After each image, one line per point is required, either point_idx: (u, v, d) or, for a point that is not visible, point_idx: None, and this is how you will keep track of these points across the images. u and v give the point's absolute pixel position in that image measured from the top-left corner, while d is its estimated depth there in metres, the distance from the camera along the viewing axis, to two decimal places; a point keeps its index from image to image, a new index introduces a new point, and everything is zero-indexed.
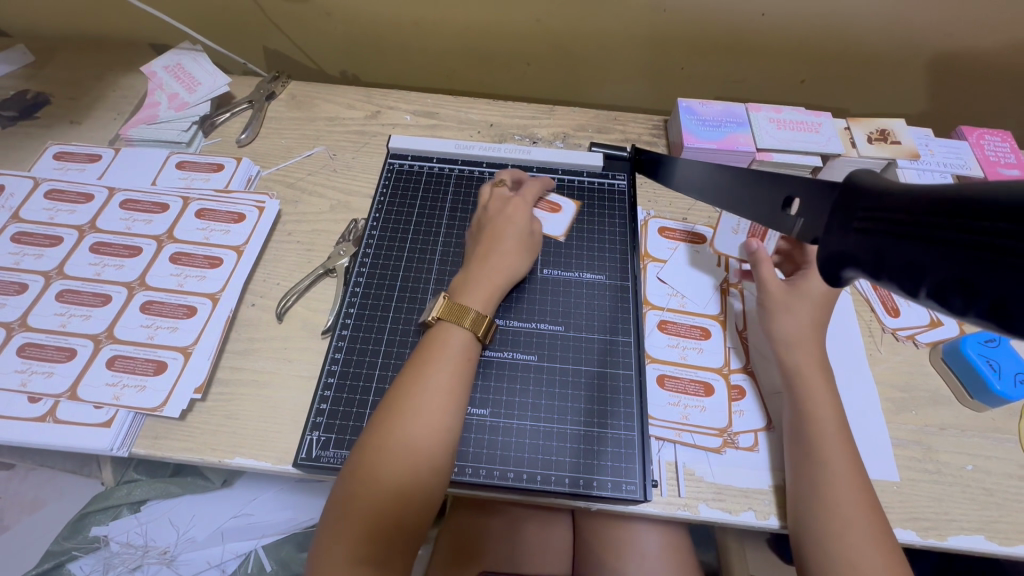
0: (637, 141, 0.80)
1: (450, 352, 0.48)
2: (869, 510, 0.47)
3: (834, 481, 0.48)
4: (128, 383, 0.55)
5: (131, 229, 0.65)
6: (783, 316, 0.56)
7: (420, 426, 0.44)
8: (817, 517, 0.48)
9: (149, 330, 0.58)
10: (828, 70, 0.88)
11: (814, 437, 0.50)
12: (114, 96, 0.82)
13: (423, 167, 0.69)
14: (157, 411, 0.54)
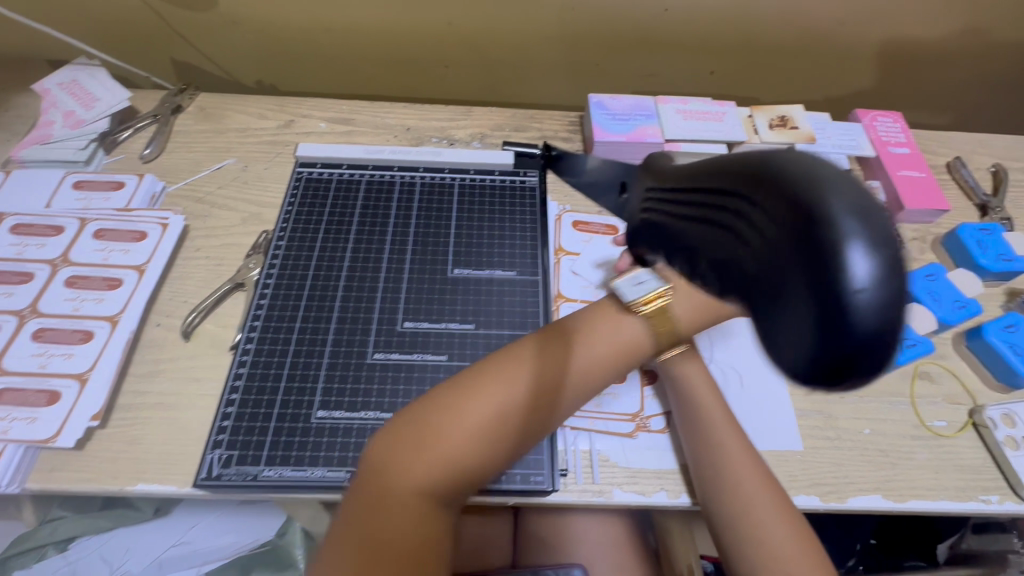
0: (553, 138, 0.81)
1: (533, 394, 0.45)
2: (765, 482, 0.50)
3: (731, 461, 0.51)
4: (17, 416, 0.52)
5: (23, 254, 0.62)
6: None
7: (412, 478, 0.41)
8: (722, 501, 0.50)
9: (42, 358, 0.56)
10: (734, 62, 0.91)
11: (706, 425, 0.53)
12: (6, 116, 0.78)
13: (333, 173, 0.68)
14: (49, 442, 0.51)
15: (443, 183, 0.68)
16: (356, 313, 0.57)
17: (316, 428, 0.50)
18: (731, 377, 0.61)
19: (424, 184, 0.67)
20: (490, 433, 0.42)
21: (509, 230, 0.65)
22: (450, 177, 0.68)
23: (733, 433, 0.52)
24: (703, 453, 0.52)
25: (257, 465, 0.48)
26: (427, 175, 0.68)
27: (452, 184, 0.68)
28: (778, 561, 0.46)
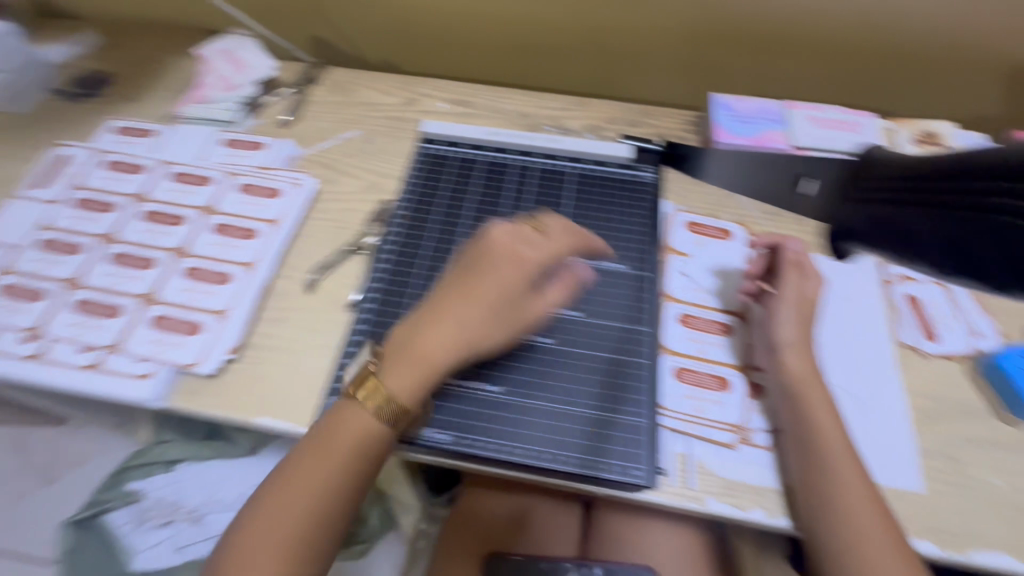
0: (668, 136, 0.80)
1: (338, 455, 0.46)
2: (880, 514, 0.48)
3: (846, 491, 0.49)
4: (167, 341, 0.59)
5: (181, 200, 0.70)
6: (782, 325, 0.55)
7: (297, 491, 0.45)
8: (830, 528, 0.48)
9: (191, 294, 0.62)
10: (875, 70, 0.85)
11: (821, 448, 0.50)
12: (170, 77, 0.87)
13: (454, 152, 0.70)
14: (193, 368, 0.58)
15: (559, 171, 0.68)
16: None
17: None
18: (848, 403, 0.57)
19: (541, 171, 0.68)
20: (370, 438, 0.47)
21: (622, 224, 0.64)
22: (566, 165, 0.69)
23: (850, 461, 0.50)
24: (812, 477, 0.50)
25: None
26: (544, 162, 0.69)
27: (568, 173, 0.68)
28: None
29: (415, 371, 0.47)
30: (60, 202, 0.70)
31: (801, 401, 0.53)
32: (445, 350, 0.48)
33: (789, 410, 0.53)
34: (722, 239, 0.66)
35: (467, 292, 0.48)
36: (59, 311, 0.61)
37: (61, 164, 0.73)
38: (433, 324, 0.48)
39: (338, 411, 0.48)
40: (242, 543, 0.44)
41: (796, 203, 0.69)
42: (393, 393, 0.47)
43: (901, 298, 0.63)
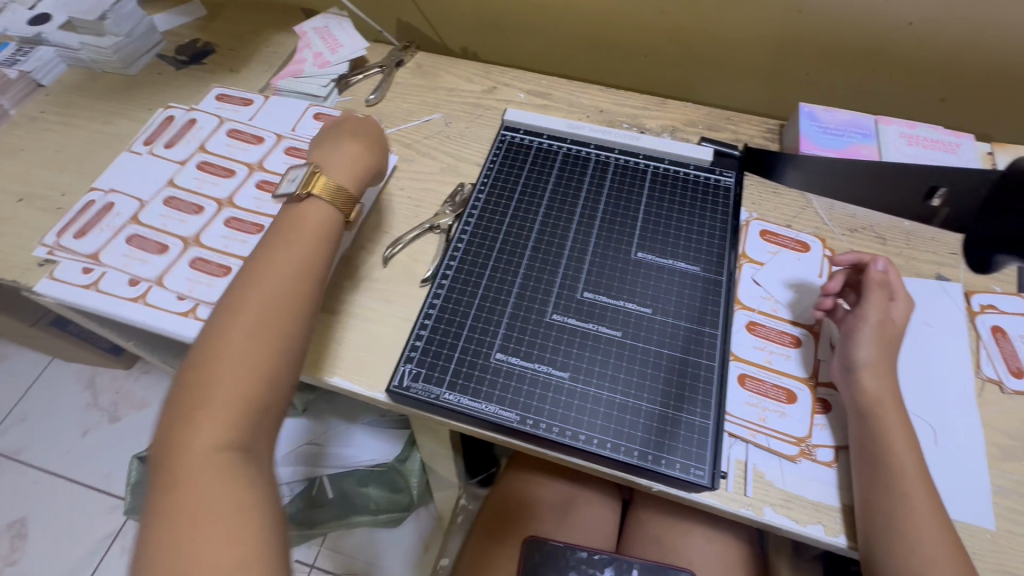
0: (748, 142, 0.78)
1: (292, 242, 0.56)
2: (948, 547, 0.47)
3: (913, 517, 0.48)
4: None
5: (273, 166, 0.74)
6: (860, 344, 0.53)
7: (252, 307, 0.51)
8: (893, 552, 0.47)
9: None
10: (977, 92, 0.80)
11: (893, 470, 0.49)
12: (267, 51, 0.92)
13: (533, 141, 0.71)
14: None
15: (636, 168, 0.69)
16: (541, 271, 0.60)
17: (494, 367, 0.55)
18: (921, 430, 0.55)
19: (618, 166, 0.69)
20: (328, 224, 0.59)
21: (697, 226, 0.64)
22: (643, 163, 0.69)
23: (923, 490, 0.49)
24: (879, 498, 0.49)
25: (440, 388, 0.54)
26: (622, 157, 0.69)
27: (644, 170, 0.69)
28: None
29: (353, 169, 0.63)
30: (168, 161, 0.75)
31: (879, 423, 0.51)
32: (362, 155, 0.64)
33: (862, 428, 0.51)
34: (799, 252, 0.65)
35: (343, 137, 0.65)
36: (176, 266, 0.66)
37: (167, 124, 0.79)
38: (338, 151, 0.63)
39: (292, 210, 0.59)
40: (202, 365, 0.49)
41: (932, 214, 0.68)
42: (337, 181, 0.61)
43: (987, 330, 0.61)
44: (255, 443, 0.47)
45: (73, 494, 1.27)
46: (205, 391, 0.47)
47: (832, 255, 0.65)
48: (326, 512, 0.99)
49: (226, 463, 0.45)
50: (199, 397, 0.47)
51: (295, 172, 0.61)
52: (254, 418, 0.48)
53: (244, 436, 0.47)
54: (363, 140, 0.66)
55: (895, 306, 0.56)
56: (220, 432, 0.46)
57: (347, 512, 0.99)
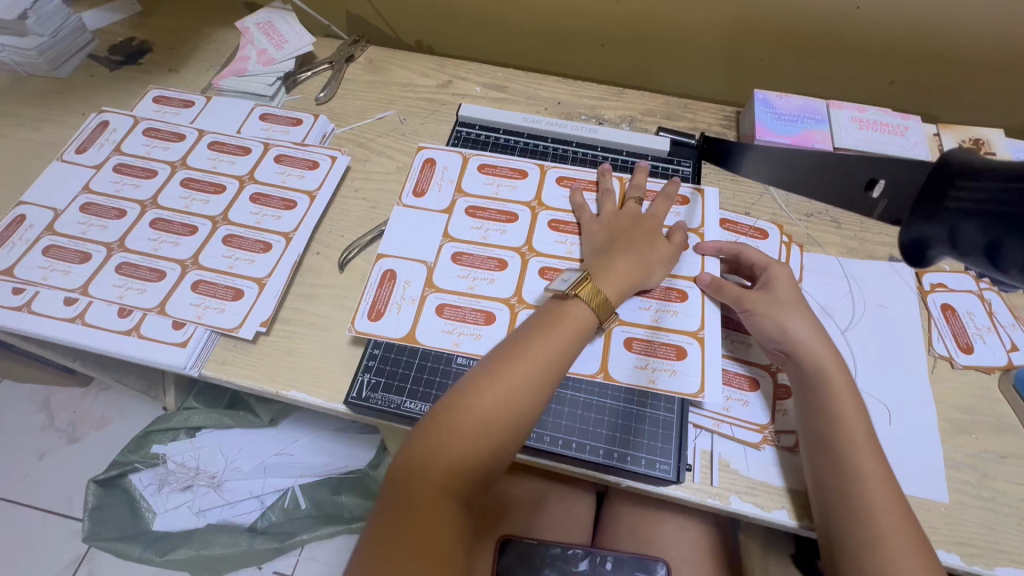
0: (705, 131, 0.78)
1: (566, 327, 0.51)
2: (905, 528, 0.45)
3: (867, 499, 0.47)
4: (658, 367, 0.55)
5: (442, 190, 0.67)
6: (792, 318, 0.55)
7: (531, 369, 0.48)
8: (845, 535, 0.46)
9: (651, 313, 0.58)
10: (923, 74, 0.82)
11: (842, 452, 0.49)
12: (208, 49, 0.87)
13: (489, 136, 0.72)
14: (414, 342, 0.56)
15: (594, 161, 0.70)
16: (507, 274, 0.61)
17: (456, 371, 0.55)
18: (878, 411, 0.56)
19: (576, 159, 0.70)
20: (584, 330, 0.52)
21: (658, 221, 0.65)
22: (602, 155, 0.71)
23: (876, 471, 0.48)
24: (831, 474, 0.48)
25: (400, 396, 0.54)
26: (580, 150, 0.71)
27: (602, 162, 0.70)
28: None
29: (624, 282, 0.55)
30: (100, 167, 0.71)
31: (827, 406, 0.51)
32: (643, 270, 0.57)
33: (809, 412, 0.52)
34: (757, 238, 0.66)
35: (640, 243, 0.58)
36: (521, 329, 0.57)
37: (101, 129, 0.74)
38: (626, 255, 0.57)
39: (553, 307, 0.53)
40: (475, 431, 0.46)
41: (873, 206, 0.68)
42: (606, 295, 0.54)
43: (938, 309, 0.62)
44: (474, 492, 0.46)
45: (33, 520, 1.21)
46: (442, 446, 0.45)
47: (789, 241, 0.66)
48: (301, 524, 0.97)
49: (451, 511, 0.43)
50: (422, 449, 0.45)
51: (568, 273, 0.56)
52: (477, 470, 0.45)
53: (467, 485, 0.45)
54: (642, 254, 0.58)
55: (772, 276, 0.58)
56: (440, 481, 0.44)
57: (323, 521, 0.98)
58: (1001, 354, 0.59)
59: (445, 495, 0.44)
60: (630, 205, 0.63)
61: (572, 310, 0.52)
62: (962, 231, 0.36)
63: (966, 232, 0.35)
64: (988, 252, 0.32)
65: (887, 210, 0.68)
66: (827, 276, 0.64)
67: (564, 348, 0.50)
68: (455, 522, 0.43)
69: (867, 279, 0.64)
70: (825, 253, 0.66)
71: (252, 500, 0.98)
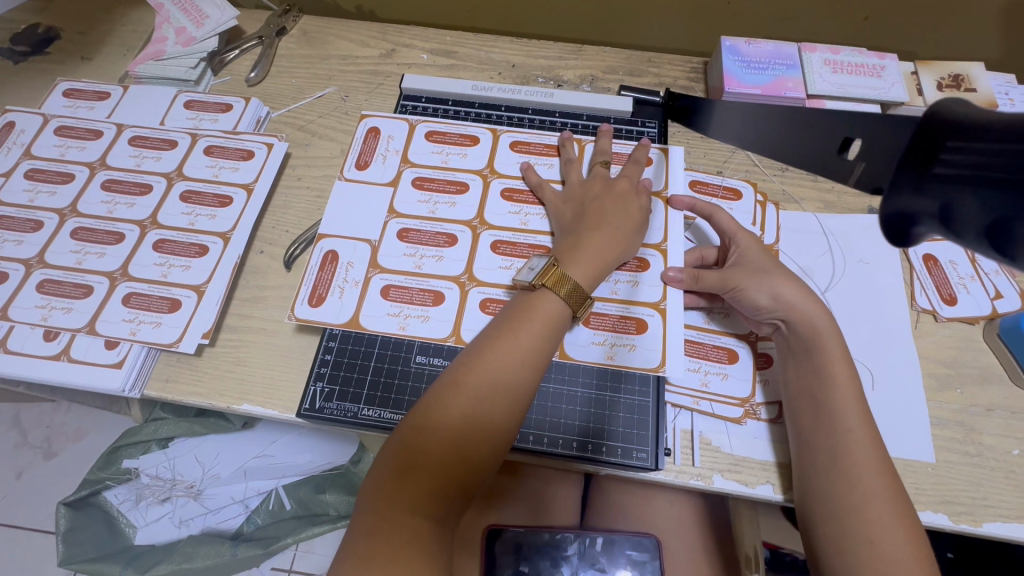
0: (671, 86, 0.72)
1: (540, 318, 0.47)
2: (895, 513, 0.42)
3: (858, 484, 0.44)
4: (616, 341, 0.52)
5: (387, 162, 0.61)
6: (771, 282, 0.51)
7: (501, 373, 0.44)
8: (825, 520, 0.44)
9: (609, 284, 0.54)
10: (898, 8, 0.77)
11: (834, 435, 0.45)
12: (123, 31, 0.79)
13: (438, 109, 0.66)
14: (358, 328, 0.53)
15: (552, 127, 0.65)
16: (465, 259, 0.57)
17: (416, 371, 0.52)
18: (861, 375, 0.54)
19: (534, 126, 0.65)
20: (558, 323, 0.47)
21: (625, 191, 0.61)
22: (561, 121, 0.66)
23: (870, 454, 0.45)
24: (816, 438, 0.46)
25: (357, 403, 0.51)
26: (537, 118, 0.66)
27: (562, 128, 0.65)
28: (887, 565, 0.41)
29: (597, 263, 0.50)
30: (9, 174, 0.64)
31: (820, 386, 0.48)
32: (617, 248, 0.52)
33: (798, 392, 0.49)
34: (731, 200, 0.62)
35: (611, 214, 0.53)
36: (470, 311, 0.53)
37: (7, 131, 0.67)
38: (597, 233, 0.52)
39: (521, 301, 0.48)
40: (444, 446, 0.42)
41: (849, 171, 0.64)
42: (578, 281, 0.49)
43: (920, 262, 0.60)
44: (451, 510, 0.42)
45: None
46: (409, 466, 0.41)
47: (764, 201, 0.62)
48: (285, 527, 0.95)
49: (421, 533, 0.39)
50: (394, 464, 0.42)
51: (535, 260, 0.51)
52: (452, 486, 0.41)
53: (441, 504, 0.41)
54: (614, 229, 0.52)
55: (750, 243, 0.55)
56: (415, 497, 0.40)
57: (306, 522, 0.96)
58: (985, 303, 0.56)
59: (416, 517, 0.40)
60: (599, 170, 0.58)
61: (545, 301, 0.48)
62: (950, 207, 0.28)
63: (962, 208, 0.28)
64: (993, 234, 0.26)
65: (865, 173, 0.64)
66: (804, 234, 0.61)
67: (540, 341, 0.46)
68: (428, 544, 0.39)
69: (846, 235, 0.61)
70: (802, 209, 0.62)
71: (235, 506, 0.96)
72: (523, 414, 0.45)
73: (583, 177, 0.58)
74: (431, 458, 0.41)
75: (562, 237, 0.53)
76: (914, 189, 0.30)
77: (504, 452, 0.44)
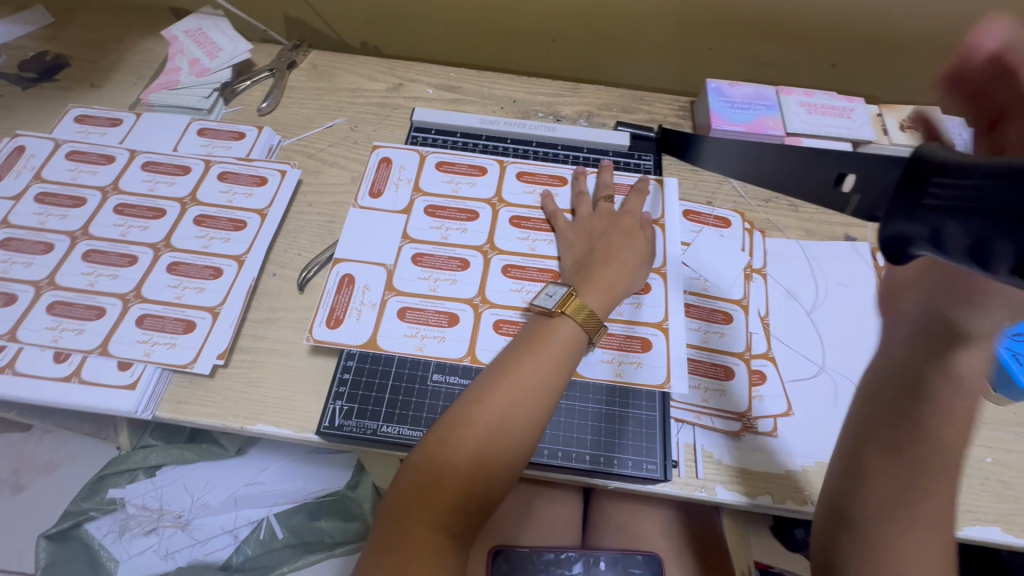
0: (662, 122, 0.78)
1: (557, 343, 0.49)
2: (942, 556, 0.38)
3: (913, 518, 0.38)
4: (624, 360, 0.55)
5: (400, 190, 0.64)
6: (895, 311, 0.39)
7: (521, 394, 0.47)
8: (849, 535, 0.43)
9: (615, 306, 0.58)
10: (862, 57, 0.85)
11: (901, 464, 0.39)
12: (134, 61, 0.81)
13: (447, 140, 0.70)
14: (375, 348, 0.54)
15: (555, 158, 0.69)
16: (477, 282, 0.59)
17: (432, 390, 0.53)
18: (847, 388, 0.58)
19: (538, 158, 0.69)
20: (574, 347, 0.50)
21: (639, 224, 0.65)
22: (563, 153, 0.70)
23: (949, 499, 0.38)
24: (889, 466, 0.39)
25: (375, 421, 0.52)
26: (540, 150, 0.70)
27: (565, 160, 0.69)
28: None
29: (608, 291, 0.54)
30: (19, 196, 0.64)
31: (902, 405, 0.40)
32: (625, 278, 0.55)
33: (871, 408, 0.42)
34: (721, 227, 0.67)
35: (618, 247, 0.57)
36: (483, 332, 0.55)
37: (16, 155, 0.67)
38: (606, 265, 0.55)
39: (539, 326, 0.51)
40: (468, 462, 0.44)
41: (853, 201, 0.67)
42: (592, 308, 0.52)
43: None
44: (471, 527, 0.43)
45: None
46: (432, 481, 0.43)
47: (751, 228, 0.67)
48: (279, 556, 0.92)
49: (442, 547, 0.41)
50: (417, 481, 0.43)
51: (552, 287, 0.54)
52: (473, 502, 0.43)
53: (463, 519, 0.42)
54: (622, 262, 0.56)
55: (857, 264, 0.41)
56: (438, 513, 0.42)
57: (302, 551, 0.93)
58: None
59: (439, 531, 0.41)
60: (604, 204, 0.62)
61: (560, 327, 0.50)
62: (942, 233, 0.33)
63: (948, 234, 0.32)
64: (976, 252, 0.30)
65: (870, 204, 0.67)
66: (790, 260, 0.66)
67: (557, 365, 0.49)
68: (448, 560, 0.40)
69: (827, 260, 0.66)
70: (786, 237, 0.68)
71: (224, 537, 0.92)
72: (540, 435, 0.47)
73: (590, 210, 0.62)
74: (453, 475, 0.43)
75: (574, 269, 0.57)
76: (906, 217, 0.35)
77: (520, 473, 0.46)
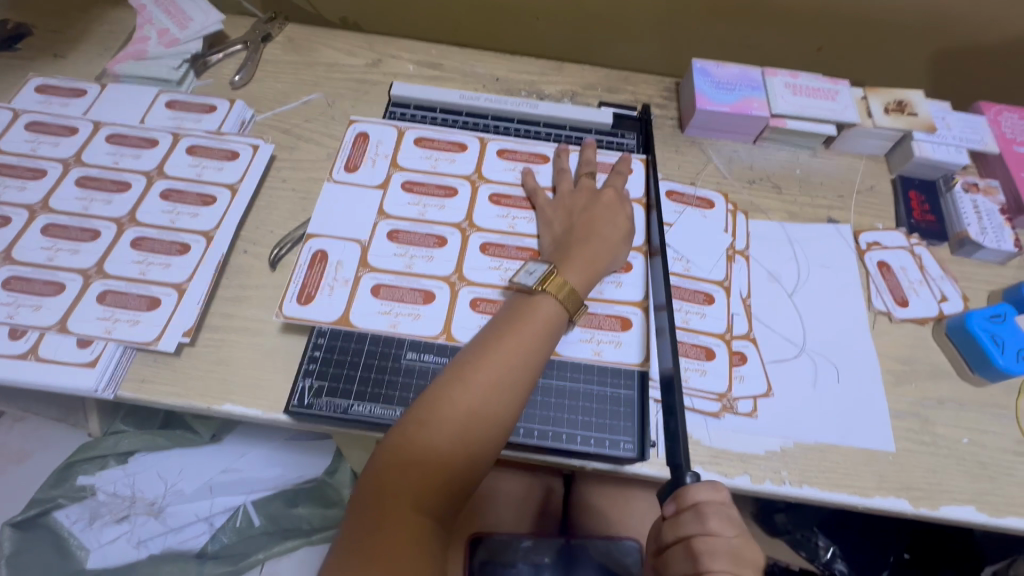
0: (647, 103, 0.77)
1: (538, 321, 0.48)
2: None
3: None
4: (602, 338, 0.54)
5: (376, 166, 0.62)
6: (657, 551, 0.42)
7: (501, 373, 0.45)
8: None
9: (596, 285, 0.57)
10: (848, 41, 0.84)
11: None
12: (100, 31, 0.77)
13: (426, 116, 0.68)
14: (348, 326, 0.53)
15: (537, 136, 0.68)
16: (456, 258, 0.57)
17: (406, 367, 0.52)
18: (827, 370, 0.58)
19: (519, 135, 0.68)
20: (556, 325, 0.49)
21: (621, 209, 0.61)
22: (545, 131, 0.69)
23: None
24: None
25: (347, 399, 0.51)
26: (522, 127, 0.68)
27: (547, 138, 0.68)
28: None
29: (589, 270, 0.53)
30: None
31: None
32: (606, 256, 0.54)
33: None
34: (704, 209, 0.66)
35: (599, 225, 0.56)
36: (460, 310, 0.54)
37: None
38: (586, 243, 0.54)
39: (520, 303, 0.50)
40: (448, 446, 0.42)
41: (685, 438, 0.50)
42: (573, 286, 0.51)
43: (875, 270, 0.64)
44: (450, 510, 0.42)
45: None
46: (410, 462, 0.42)
47: (735, 210, 0.66)
48: (255, 543, 0.91)
49: (421, 530, 0.40)
50: (394, 462, 0.42)
51: (533, 264, 0.52)
52: (453, 484, 0.42)
53: (441, 501, 0.41)
54: (603, 239, 0.55)
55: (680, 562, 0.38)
56: (416, 495, 0.41)
57: (278, 537, 0.92)
58: (932, 305, 0.61)
59: (417, 512, 0.40)
60: (586, 181, 0.61)
61: (542, 304, 0.49)
62: None
63: None
64: None
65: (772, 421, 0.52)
66: (773, 242, 0.65)
67: (538, 343, 0.48)
68: (426, 543, 0.39)
69: (809, 242, 0.66)
70: (769, 219, 0.67)
71: (199, 524, 0.90)
72: (520, 414, 0.46)
73: (572, 187, 0.61)
74: (431, 456, 0.42)
75: (556, 246, 0.55)
76: None
77: (500, 452, 0.45)
